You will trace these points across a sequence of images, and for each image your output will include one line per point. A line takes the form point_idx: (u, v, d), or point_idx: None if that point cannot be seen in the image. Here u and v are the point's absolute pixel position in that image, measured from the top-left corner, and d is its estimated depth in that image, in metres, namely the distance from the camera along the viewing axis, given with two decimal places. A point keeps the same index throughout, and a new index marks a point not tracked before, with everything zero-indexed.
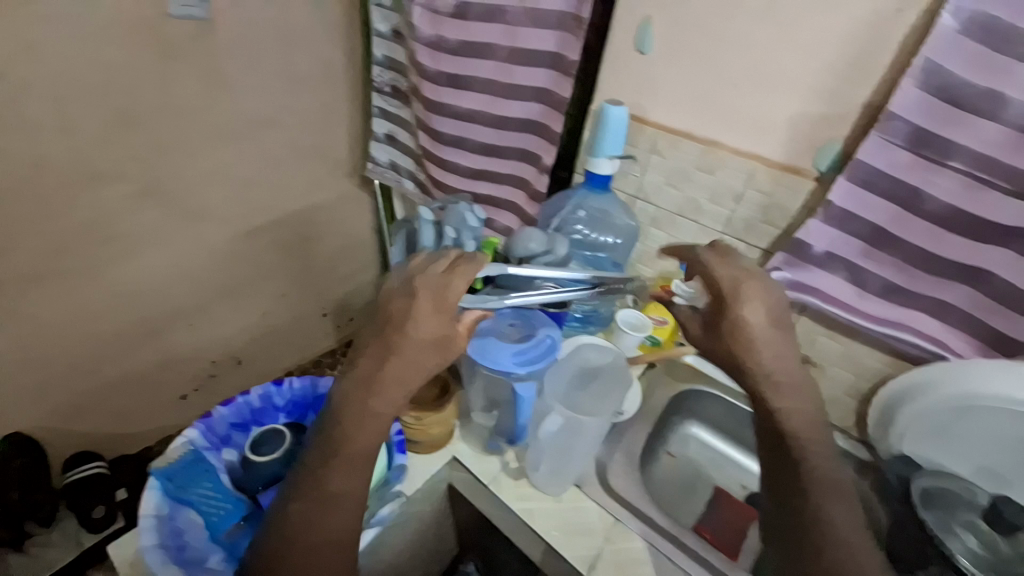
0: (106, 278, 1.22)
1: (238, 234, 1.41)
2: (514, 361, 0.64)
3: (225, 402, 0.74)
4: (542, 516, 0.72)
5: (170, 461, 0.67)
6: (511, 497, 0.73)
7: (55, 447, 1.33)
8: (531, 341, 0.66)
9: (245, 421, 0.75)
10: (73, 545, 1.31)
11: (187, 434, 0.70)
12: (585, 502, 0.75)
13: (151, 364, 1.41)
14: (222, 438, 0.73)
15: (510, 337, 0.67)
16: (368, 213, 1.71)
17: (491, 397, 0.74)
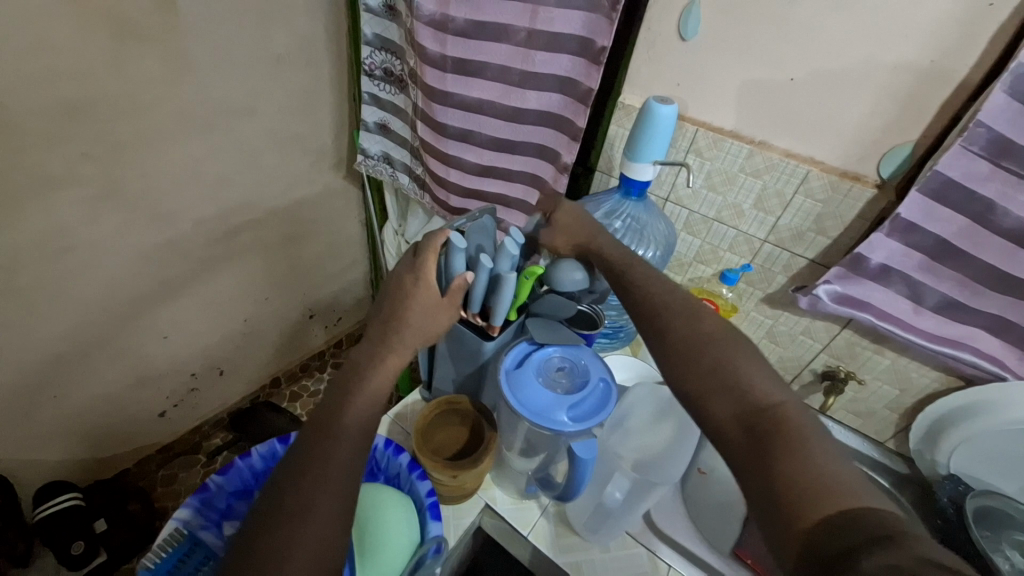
0: (67, 294, 1.07)
1: (215, 236, 1.26)
2: (569, 416, 0.55)
3: (222, 469, 0.64)
4: (593, 570, 0.65)
5: (164, 553, 0.58)
6: (554, 549, 0.67)
7: (21, 480, 1.20)
8: (585, 389, 0.58)
9: (247, 487, 0.66)
10: None
11: (180, 515, 0.60)
12: (637, 548, 0.69)
13: (125, 382, 1.28)
14: (222, 511, 0.63)
15: (559, 386, 0.59)
16: (356, 207, 1.58)
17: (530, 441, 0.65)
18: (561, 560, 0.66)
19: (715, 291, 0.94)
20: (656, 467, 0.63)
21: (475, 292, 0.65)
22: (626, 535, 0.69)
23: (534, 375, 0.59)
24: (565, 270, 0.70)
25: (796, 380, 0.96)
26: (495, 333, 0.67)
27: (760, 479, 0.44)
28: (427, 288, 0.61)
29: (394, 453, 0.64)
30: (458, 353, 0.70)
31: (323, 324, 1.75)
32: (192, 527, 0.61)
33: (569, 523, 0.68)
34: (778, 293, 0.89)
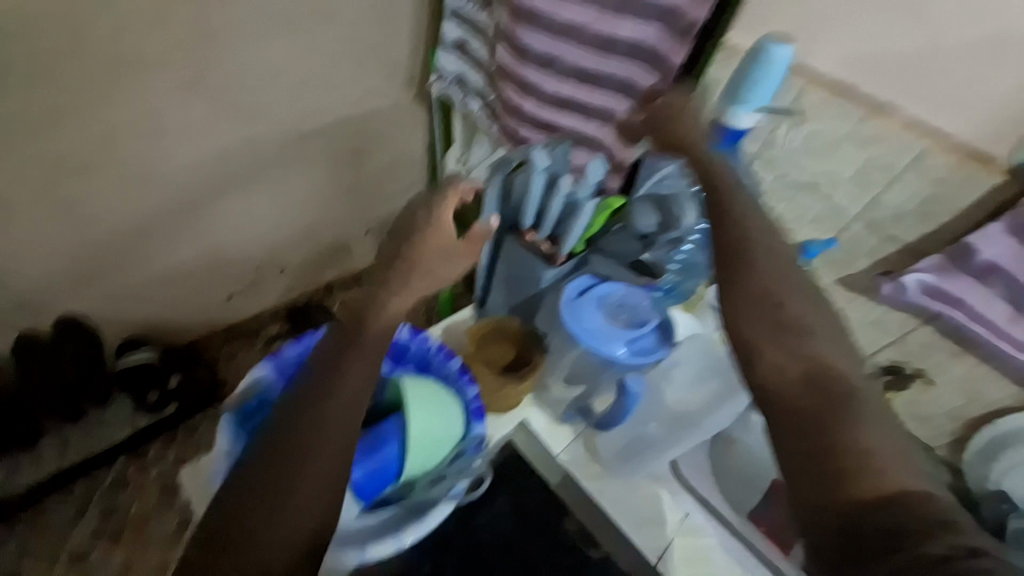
0: (156, 173, 1.16)
1: (288, 137, 1.29)
2: None
3: (296, 339, 0.70)
4: (613, 499, 0.69)
5: (244, 400, 0.67)
6: (581, 474, 0.69)
7: (109, 332, 1.36)
8: None
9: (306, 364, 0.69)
10: (127, 425, 1.40)
11: (258, 372, 0.68)
12: (659, 491, 0.71)
13: (199, 263, 1.39)
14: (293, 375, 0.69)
15: (619, 321, 0.64)
16: (423, 128, 1.56)
17: (577, 369, 0.69)
18: (586, 483, 0.69)
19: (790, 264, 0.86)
20: (692, 420, 0.67)
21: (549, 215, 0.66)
22: (651, 478, 0.71)
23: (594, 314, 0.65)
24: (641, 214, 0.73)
25: None
26: (559, 263, 0.68)
27: (818, 448, 0.48)
28: (443, 230, 0.60)
29: (445, 358, 0.66)
30: (515, 276, 0.71)
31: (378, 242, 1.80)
32: (265, 384, 0.68)
33: (599, 456, 0.70)
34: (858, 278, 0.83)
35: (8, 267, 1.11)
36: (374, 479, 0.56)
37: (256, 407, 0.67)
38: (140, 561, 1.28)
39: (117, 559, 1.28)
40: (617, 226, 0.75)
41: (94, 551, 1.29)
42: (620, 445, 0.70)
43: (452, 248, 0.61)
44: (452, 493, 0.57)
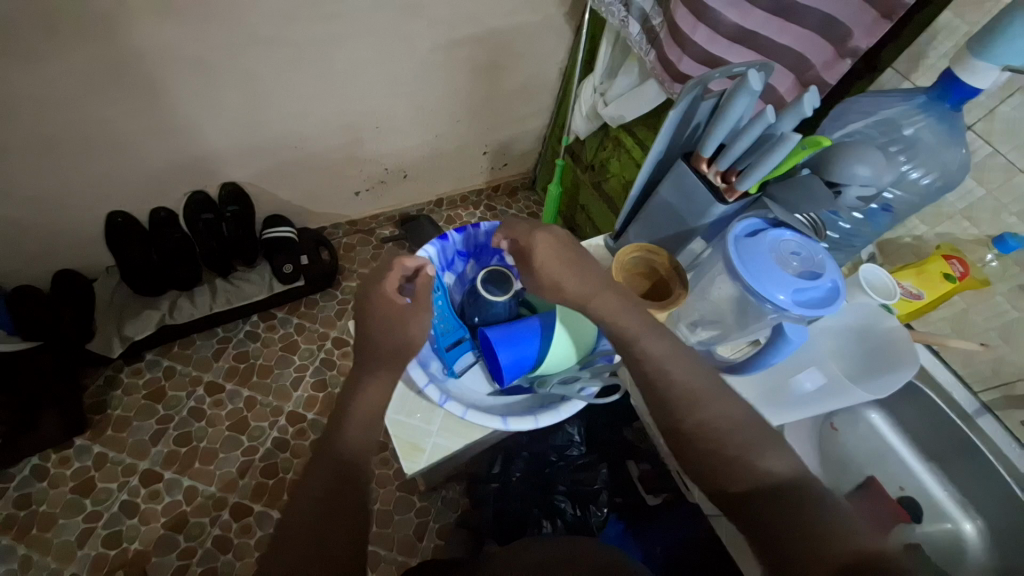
0: (323, 58, 1.24)
1: (438, 42, 1.32)
2: (793, 296, 0.63)
3: (458, 229, 0.83)
4: None
5: None
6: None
7: (258, 203, 1.54)
8: (814, 281, 0.64)
9: (468, 252, 0.85)
10: (265, 287, 1.57)
11: (429, 250, 0.80)
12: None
13: (339, 154, 1.50)
14: (449, 261, 0.84)
15: (789, 266, 0.65)
16: (564, 51, 1.51)
17: (715, 313, 0.75)
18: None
19: (970, 254, 0.85)
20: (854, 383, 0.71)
21: (735, 149, 0.69)
22: None
23: (764, 256, 0.65)
24: (847, 164, 0.69)
25: (1009, 388, 0.85)
26: (730, 200, 0.72)
27: None
28: (387, 300, 0.72)
29: None
30: (684, 207, 0.77)
31: (491, 165, 1.82)
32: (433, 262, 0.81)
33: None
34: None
35: (195, 130, 1.27)
36: (516, 368, 0.72)
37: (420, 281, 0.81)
38: (261, 401, 1.50)
39: (244, 396, 1.51)
40: (803, 171, 0.73)
41: (227, 385, 1.51)
42: (753, 392, 0.76)
43: (398, 311, 0.71)
44: (586, 393, 0.71)
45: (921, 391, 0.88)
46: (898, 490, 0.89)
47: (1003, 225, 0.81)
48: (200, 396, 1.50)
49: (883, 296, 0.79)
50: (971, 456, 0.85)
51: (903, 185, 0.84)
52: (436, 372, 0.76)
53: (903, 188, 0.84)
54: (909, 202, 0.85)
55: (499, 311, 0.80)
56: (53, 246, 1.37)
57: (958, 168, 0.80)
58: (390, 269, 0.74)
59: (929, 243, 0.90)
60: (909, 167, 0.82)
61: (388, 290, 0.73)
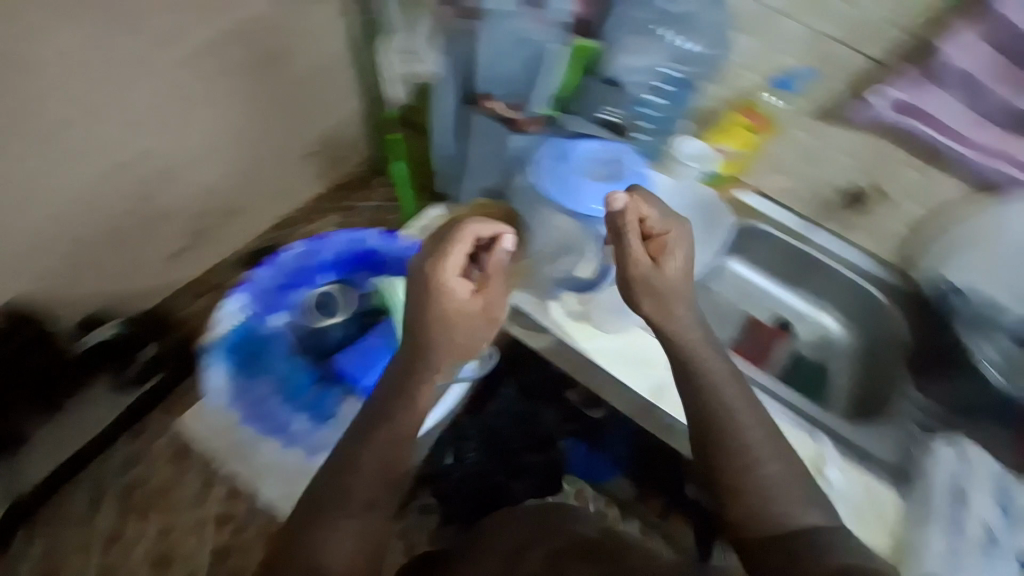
0: (41, 119, 0.99)
1: (185, 52, 1.10)
2: (607, 203, 0.76)
3: (265, 263, 0.92)
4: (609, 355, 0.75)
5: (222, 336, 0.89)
6: (579, 338, 0.75)
7: (56, 314, 1.25)
8: (617, 182, 0.77)
9: (298, 278, 0.95)
10: (113, 405, 1.33)
11: (230, 309, 0.90)
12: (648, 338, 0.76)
13: (130, 220, 1.25)
14: (271, 305, 0.93)
15: (597, 175, 0.78)
16: (339, 15, 1.33)
17: (565, 240, 0.78)
18: (589, 351, 0.74)
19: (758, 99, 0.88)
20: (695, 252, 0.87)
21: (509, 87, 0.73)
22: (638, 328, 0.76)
23: (575, 170, 0.78)
24: None
25: None
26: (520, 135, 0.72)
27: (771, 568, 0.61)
28: (446, 288, 0.67)
29: None
30: None
31: (322, 163, 1.59)
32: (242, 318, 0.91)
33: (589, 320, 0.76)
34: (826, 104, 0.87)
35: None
36: (370, 390, 0.86)
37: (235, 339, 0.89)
38: (178, 521, 1.32)
39: (155, 524, 1.32)
40: None
41: (126, 526, 1.31)
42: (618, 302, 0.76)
43: (455, 309, 0.68)
44: (466, 375, 0.85)
45: (761, 228, 0.93)
46: (772, 316, 1.00)
47: (776, 63, 0.87)
48: (99, 553, 1.28)
49: (702, 166, 0.85)
50: (817, 269, 0.94)
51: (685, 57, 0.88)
52: (300, 428, 0.85)
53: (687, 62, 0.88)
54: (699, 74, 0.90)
55: (341, 334, 0.93)
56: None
57: (722, 28, 0.87)
58: (455, 236, 0.68)
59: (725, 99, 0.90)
60: (681, 39, 0.87)
61: (447, 274, 0.67)
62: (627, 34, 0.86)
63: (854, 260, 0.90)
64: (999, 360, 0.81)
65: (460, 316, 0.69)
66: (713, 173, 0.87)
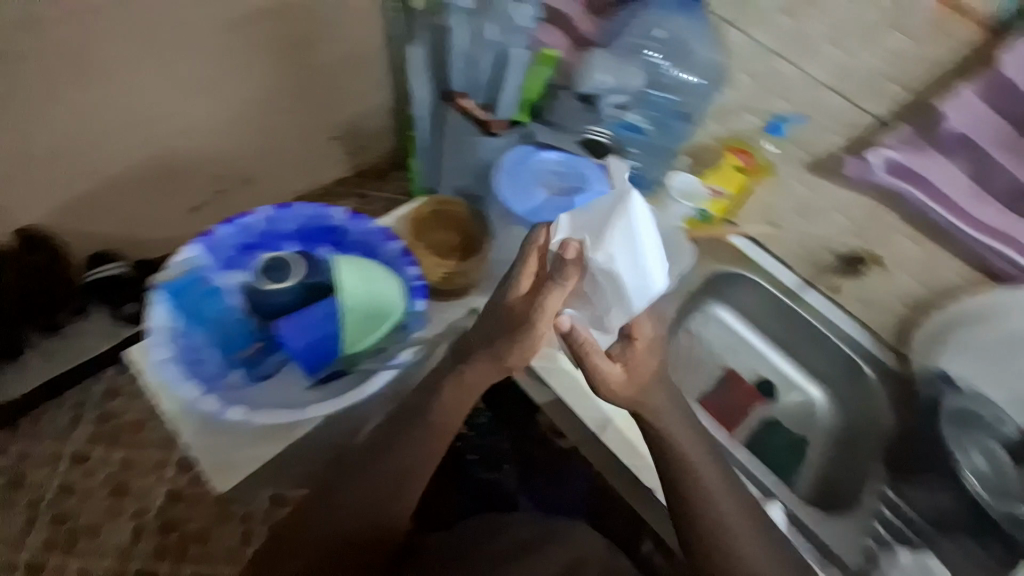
0: (90, 69, 1.04)
1: (225, 20, 1.11)
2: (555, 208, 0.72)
3: (229, 223, 0.74)
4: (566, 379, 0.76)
5: (173, 278, 0.71)
6: None
7: (76, 245, 1.30)
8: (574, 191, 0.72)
9: (262, 242, 0.75)
10: (107, 336, 1.35)
11: (187, 255, 0.72)
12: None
13: (155, 170, 1.28)
14: (230, 257, 0.74)
15: (551, 186, 0.74)
16: None
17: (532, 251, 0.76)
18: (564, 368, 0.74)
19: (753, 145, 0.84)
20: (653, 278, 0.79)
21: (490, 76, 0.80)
22: None
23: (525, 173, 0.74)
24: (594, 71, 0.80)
25: (814, 261, 0.88)
26: (498, 133, 0.79)
27: None
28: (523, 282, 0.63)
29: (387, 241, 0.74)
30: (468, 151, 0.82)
31: (344, 150, 1.61)
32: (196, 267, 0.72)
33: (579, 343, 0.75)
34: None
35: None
36: (320, 354, 0.67)
37: (191, 286, 0.71)
38: (140, 458, 1.34)
39: (118, 458, 1.34)
40: (563, 93, 0.81)
41: (94, 451, 1.34)
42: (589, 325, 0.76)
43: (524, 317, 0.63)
44: (397, 360, 0.69)
45: (747, 278, 0.91)
46: (754, 375, 0.95)
47: None
48: (67, 469, 1.33)
49: (689, 201, 0.82)
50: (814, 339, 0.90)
51: (683, 91, 0.85)
52: (237, 379, 0.69)
53: (674, 92, 0.85)
54: (686, 105, 0.86)
55: (288, 299, 0.70)
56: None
57: (716, 62, 0.85)
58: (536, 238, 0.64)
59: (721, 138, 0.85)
60: (673, 67, 0.84)
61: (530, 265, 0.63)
62: (616, 54, 0.82)
63: (852, 334, 0.87)
64: (988, 473, 0.80)
65: (521, 324, 0.62)
66: (703, 212, 0.83)
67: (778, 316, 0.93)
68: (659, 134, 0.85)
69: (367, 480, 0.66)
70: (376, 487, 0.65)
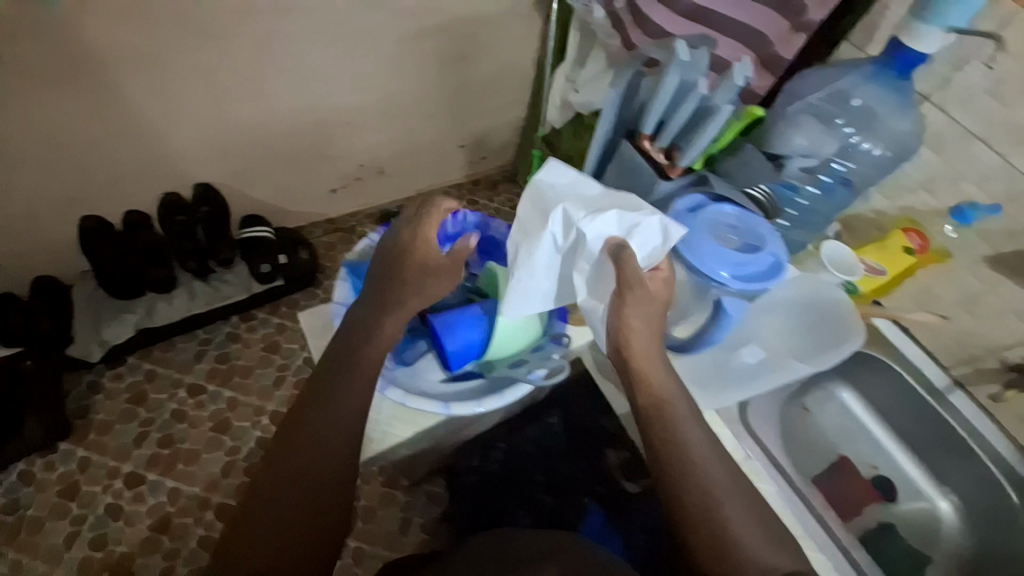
0: (291, 59, 1.21)
1: (406, 32, 1.27)
2: (732, 267, 0.62)
3: None
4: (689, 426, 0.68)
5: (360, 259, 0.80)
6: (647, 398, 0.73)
7: (235, 204, 1.49)
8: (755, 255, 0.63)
9: None
10: (243, 288, 1.53)
11: (372, 240, 0.82)
12: (724, 429, 0.69)
13: (313, 152, 1.44)
14: None
15: (728, 242, 0.63)
16: (534, 38, 1.44)
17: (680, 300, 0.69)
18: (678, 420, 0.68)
19: (928, 226, 0.79)
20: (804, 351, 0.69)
21: (675, 121, 0.65)
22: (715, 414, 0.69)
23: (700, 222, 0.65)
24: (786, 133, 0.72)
25: (972, 361, 0.80)
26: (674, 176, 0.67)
27: None
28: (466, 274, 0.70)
29: None
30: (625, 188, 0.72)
31: (469, 159, 1.71)
32: None
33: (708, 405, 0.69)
34: (1016, 254, 0.72)
35: (99, 130, 1.17)
36: (464, 354, 0.69)
37: (369, 267, 0.81)
38: (244, 401, 1.48)
39: (226, 396, 1.48)
40: (748, 146, 0.73)
41: (208, 387, 1.49)
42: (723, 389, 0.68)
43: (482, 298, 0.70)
44: (533, 377, 0.70)
45: (886, 365, 0.84)
46: (872, 469, 0.87)
47: None
48: (182, 398, 1.47)
49: (841, 271, 0.77)
50: (954, 444, 0.82)
51: (860, 161, 0.78)
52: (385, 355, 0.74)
53: (849, 159, 0.78)
54: (857, 176, 0.80)
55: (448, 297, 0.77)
56: (7, 253, 1.32)
57: (910, 139, 0.76)
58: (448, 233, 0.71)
59: (890, 216, 0.83)
60: (858, 137, 0.76)
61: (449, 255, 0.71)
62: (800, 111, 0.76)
63: (1002, 450, 0.78)
64: None
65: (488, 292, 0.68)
66: (852, 285, 0.78)
67: (913, 410, 0.85)
68: (820, 197, 0.79)
69: (305, 419, 0.66)
70: (311, 424, 0.65)
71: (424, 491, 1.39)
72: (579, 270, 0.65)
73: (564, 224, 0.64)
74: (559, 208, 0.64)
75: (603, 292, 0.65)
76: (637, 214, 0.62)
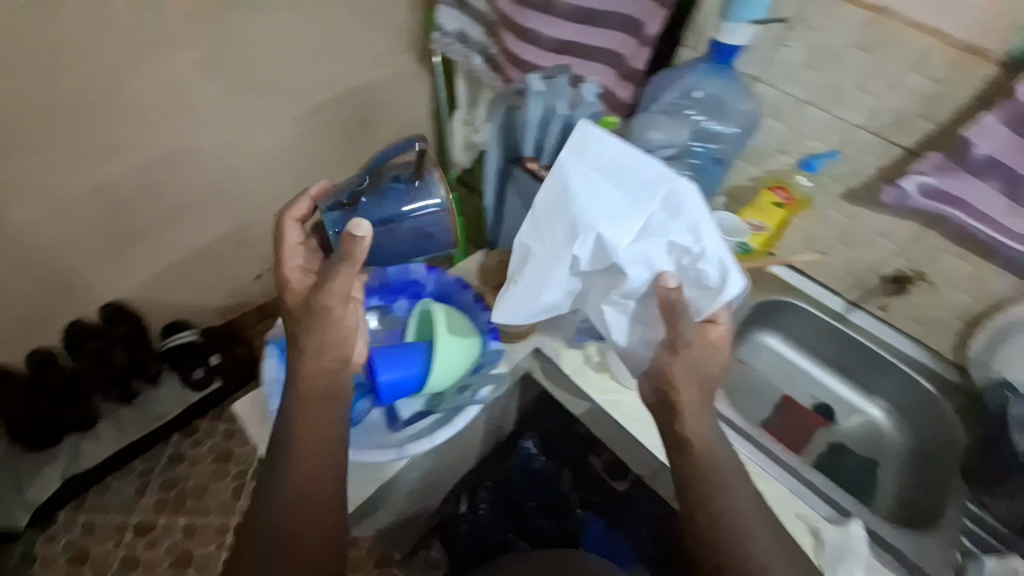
0: (187, 160, 1.20)
1: (298, 111, 1.30)
2: None
3: None
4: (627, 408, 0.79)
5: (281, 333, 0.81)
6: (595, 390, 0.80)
7: (154, 315, 1.41)
8: None
9: None
10: (179, 401, 1.43)
11: None
12: None
13: (228, 243, 1.41)
14: None
15: None
16: (426, 93, 1.51)
17: None
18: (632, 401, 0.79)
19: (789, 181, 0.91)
20: None
21: (549, 142, 0.73)
22: None
23: None
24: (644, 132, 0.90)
25: (862, 285, 0.92)
26: None
27: None
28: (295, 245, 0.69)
29: (462, 288, 0.81)
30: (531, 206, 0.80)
31: None
32: None
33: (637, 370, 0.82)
34: (861, 188, 0.85)
35: None
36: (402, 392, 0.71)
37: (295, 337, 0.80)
38: (202, 523, 1.35)
39: (181, 524, 1.35)
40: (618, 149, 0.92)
41: (158, 519, 1.35)
42: None
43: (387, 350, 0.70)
44: (476, 399, 0.73)
45: (795, 305, 0.96)
46: (812, 401, 0.96)
47: None
48: (130, 542, 1.32)
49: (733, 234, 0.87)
50: (867, 357, 0.92)
51: (723, 141, 0.92)
52: None
53: (714, 140, 0.92)
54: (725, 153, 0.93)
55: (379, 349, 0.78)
56: None
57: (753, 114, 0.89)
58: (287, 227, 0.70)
59: (762, 179, 0.95)
60: (711, 121, 0.90)
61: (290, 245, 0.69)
62: (658, 114, 0.91)
63: (908, 351, 0.90)
64: None
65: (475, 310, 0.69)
66: (744, 245, 0.89)
67: (832, 340, 0.95)
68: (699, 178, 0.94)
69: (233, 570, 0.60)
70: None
71: (421, 556, 1.33)
72: (617, 301, 0.69)
73: (594, 248, 0.65)
74: (593, 234, 0.64)
75: (649, 332, 0.70)
76: (698, 249, 0.65)
